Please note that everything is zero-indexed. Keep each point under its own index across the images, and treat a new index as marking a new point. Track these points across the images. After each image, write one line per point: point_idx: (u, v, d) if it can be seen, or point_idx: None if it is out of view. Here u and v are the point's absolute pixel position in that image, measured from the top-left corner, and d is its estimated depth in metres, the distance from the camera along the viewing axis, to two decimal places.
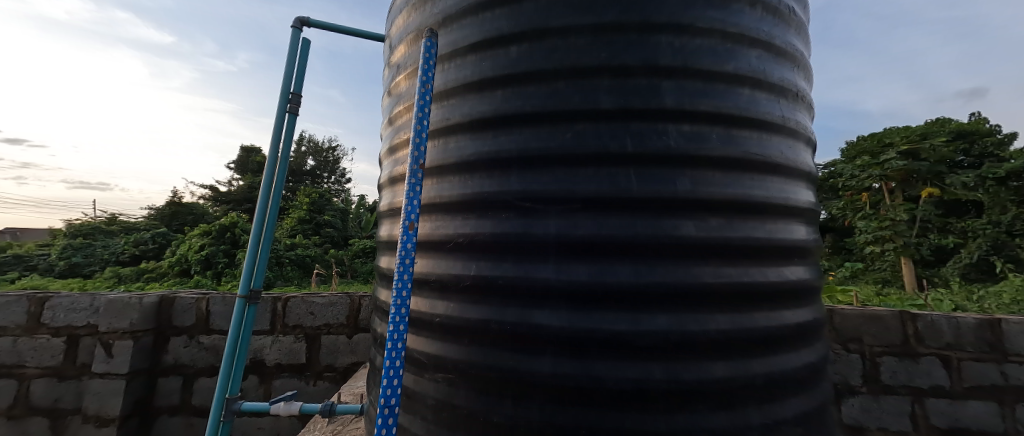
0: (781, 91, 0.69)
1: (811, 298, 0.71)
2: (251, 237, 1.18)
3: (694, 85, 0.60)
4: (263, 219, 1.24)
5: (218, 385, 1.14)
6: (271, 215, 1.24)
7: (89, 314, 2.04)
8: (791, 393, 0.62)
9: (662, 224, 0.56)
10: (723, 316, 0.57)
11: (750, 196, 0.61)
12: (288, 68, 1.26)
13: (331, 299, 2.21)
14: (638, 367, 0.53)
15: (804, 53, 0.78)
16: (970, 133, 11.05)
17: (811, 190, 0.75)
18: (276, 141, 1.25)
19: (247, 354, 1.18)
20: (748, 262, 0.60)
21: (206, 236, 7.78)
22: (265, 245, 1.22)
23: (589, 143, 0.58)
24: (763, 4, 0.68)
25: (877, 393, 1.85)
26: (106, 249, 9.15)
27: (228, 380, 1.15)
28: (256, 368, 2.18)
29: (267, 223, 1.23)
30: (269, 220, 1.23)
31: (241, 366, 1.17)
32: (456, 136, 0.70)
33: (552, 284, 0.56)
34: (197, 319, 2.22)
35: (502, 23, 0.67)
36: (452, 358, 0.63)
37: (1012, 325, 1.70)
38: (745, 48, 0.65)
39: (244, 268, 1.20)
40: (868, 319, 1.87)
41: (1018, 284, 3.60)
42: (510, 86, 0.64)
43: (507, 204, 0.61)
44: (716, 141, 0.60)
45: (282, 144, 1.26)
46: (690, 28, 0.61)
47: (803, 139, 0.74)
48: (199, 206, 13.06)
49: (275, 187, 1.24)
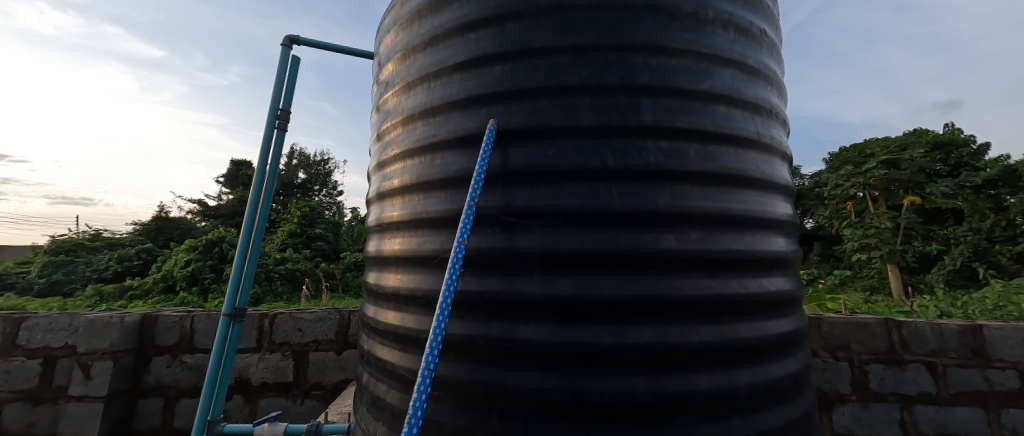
0: (755, 108, 0.71)
1: (793, 309, 0.72)
2: (252, 191, 1.20)
3: (672, 103, 0.62)
4: (264, 173, 1.24)
5: (200, 406, 1.11)
6: (263, 209, 1.23)
7: (68, 334, 1.98)
8: (775, 403, 0.62)
9: (644, 237, 0.57)
10: (705, 327, 0.57)
11: (729, 210, 0.63)
12: (277, 85, 1.27)
13: (320, 314, 2.17)
14: (622, 380, 0.54)
15: (777, 72, 0.81)
16: (947, 144, 11.42)
17: (788, 202, 0.78)
18: (276, 97, 1.28)
19: (238, 340, 1.18)
20: (727, 274, 0.61)
21: (192, 251, 7.67)
22: (258, 236, 1.21)
23: (572, 159, 0.59)
24: (735, 26, 0.71)
25: (866, 401, 1.86)
26: (88, 266, 8.92)
27: (215, 388, 1.14)
28: (241, 388, 2.12)
29: (261, 211, 1.22)
30: (261, 214, 1.22)
31: (228, 373, 1.16)
32: (442, 153, 0.71)
33: (537, 298, 0.56)
34: (181, 337, 2.16)
35: (486, 43, 0.68)
36: (439, 374, 0.63)
37: (993, 330, 1.73)
38: (719, 68, 0.67)
39: (245, 220, 1.21)
40: (855, 326, 1.89)
41: (1000, 290, 3.64)
42: (494, 103, 0.66)
43: (493, 219, 0.62)
44: (694, 157, 0.62)
45: (275, 131, 1.25)
46: (666, 49, 0.63)
47: (778, 154, 0.76)
48: (186, 221, 12.85)
49: (275, 143, 1.26)
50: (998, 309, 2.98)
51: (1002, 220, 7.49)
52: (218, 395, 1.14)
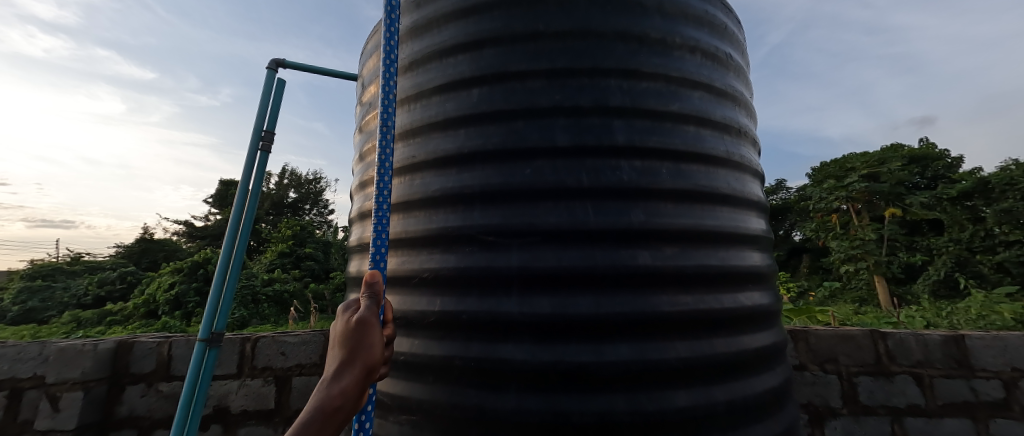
0: (724, 127, 0.74)
1: (770, 322, 0.73)
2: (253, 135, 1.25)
3: (643, 124, 0.64)
4: (263, 120, 1.28)
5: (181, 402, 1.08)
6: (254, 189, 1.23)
7: (37, 364, 1.74)
8: (755, 419, 0.62)
9: (620, 253, 0.58)
10: (682, 343, 0.58)
11: (703, 226, 0.64)
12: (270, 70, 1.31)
13: (304, 337, 2.11)
14: (602, 399, 0.53)
15: (743, 94, 0.84)
16: (923, 158, 11.86)
17: (761, 218, 0.80)
18: None
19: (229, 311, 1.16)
20: (704, 290, 0.62)
21: (176, 274, 7.50)
22: (252, 201, 1.22)
23: (548, 178, 0.60)
24: (702, 51, 0.75)
25: (857, 415, 1.82)
26: (65, 292, 8.60)
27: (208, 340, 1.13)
28: (219, 417, 2.02)
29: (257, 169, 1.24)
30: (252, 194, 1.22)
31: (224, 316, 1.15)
32: (421, 173, 0.71)
33: (515, 317, 0.56)
34: (158, 365, 1.92)
35: (464, 67, 0.70)
36: (416, 397, 0.61)
37: (974, 340, 1.74)
38: (688, 90, 0.70)
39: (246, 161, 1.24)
40: (841, 339, 1.86)
41: (983, 300, 3.68)
42: (472, 125, 0.67)
43: (471, 238, 0.62)
44: (667, 175, 0.64)
45: (255, 137, 1.26)
46: (637, 72, 0.66)
47: (749, 172, 0.78)
48: (171, 243, 12.57)
49: (269, 111, 1.30)
50: (982, 318, 2.99)
51: (981, 230, 7.62)
52: (208, 362, 1.13)
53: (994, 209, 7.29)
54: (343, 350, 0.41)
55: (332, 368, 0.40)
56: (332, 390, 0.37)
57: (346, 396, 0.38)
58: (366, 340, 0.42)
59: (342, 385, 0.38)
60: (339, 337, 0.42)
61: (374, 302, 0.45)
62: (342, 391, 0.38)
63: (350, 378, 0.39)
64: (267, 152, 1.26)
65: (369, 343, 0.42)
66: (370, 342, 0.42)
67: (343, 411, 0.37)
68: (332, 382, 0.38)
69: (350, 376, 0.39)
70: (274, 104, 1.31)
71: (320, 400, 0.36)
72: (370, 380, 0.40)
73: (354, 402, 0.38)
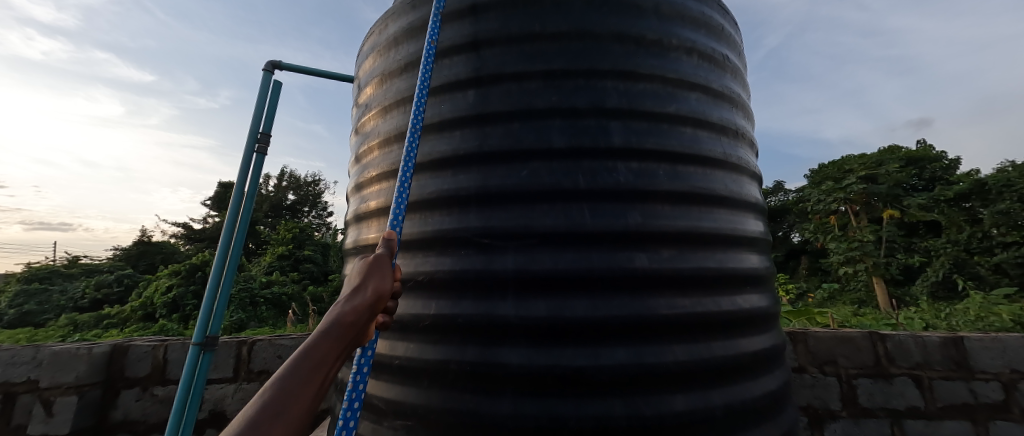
0: (721, 129, 0.74)
1: (768, 324, 0.73)
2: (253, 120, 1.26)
3: (640, 125, 0.64)
4: (263, 106, 1.29)
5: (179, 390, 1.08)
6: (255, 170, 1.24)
7: (31, 368, 1.72)
8: (753, 422, 0.61)
9: (617, 256, 0.57)
10: (679, 347, 0.57)
11: (700, 228, 0.64)
12: None
13: (301, 340, 2.10)
14: (598, 404, 0.53)
15: (741, 96, 0.84)
16: (921, 159, 11.91)
17: (759, 219, 0.79)
18: None
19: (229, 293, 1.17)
20: (701, 292, 0.61)
21: (174, 276, 7.47)
22: (253, 183, 1.23)
23: (544, 180, 0.60)
24: (698, 53, 0.74)
25: (857, 418, 1.81)
26: (63, 295, 8.56)
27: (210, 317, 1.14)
28: (215, 421, 2.00)
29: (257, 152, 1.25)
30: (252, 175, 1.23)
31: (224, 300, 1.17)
32: (417, 175, 0.71)
33: (511, 321, 0.55)
34: (154, 369, 1.90)
35: (460, 69, 0.70)
36: (411, 402, 0.61)
37: (973, 342, 1.74)
38: (685, 91, 0.70)
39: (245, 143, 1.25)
40: (840, 341, 1.86)
41: (982, 301, 3.68)
42: (468, 126, 0.67)
43: (467, 240, 0.61)
44: (664, 177, 0.63)
45: (252, 132, 1.26)
46: (633, 74, 0.66)
47: (747, 174, 0.78)
48: (168, 245, 12.52)
49: (269, 95, 1.31)
50: (981, 320, 2.99)
51: (977, 232, 7.82)
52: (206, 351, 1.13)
53: (990, 211, 7.60)
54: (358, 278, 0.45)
55: (346, 294, 0.45)
56: (346, 307, 0.42)
57: (358, 313, 0.42)
58: (376, 271, 0.46)
59: (355, 305, 0.42)
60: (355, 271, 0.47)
61: (388, 250, 0.49)
62: (354, 310, 0.42)
63: (362, 300, 0.43)
64: (263, 153, 1.26)
65: (380, 275, 0.46)
66: (377, 273, 0.46)
67: (356, 326, 0.41)
68: (346, 302, 0.43)
69: (361, 299, 0.43)
70: (274, 91, 1.33)
71: (337, 315, 0.41)
72: (379, 305, 0.45)
73: (364, 319, 0.42)
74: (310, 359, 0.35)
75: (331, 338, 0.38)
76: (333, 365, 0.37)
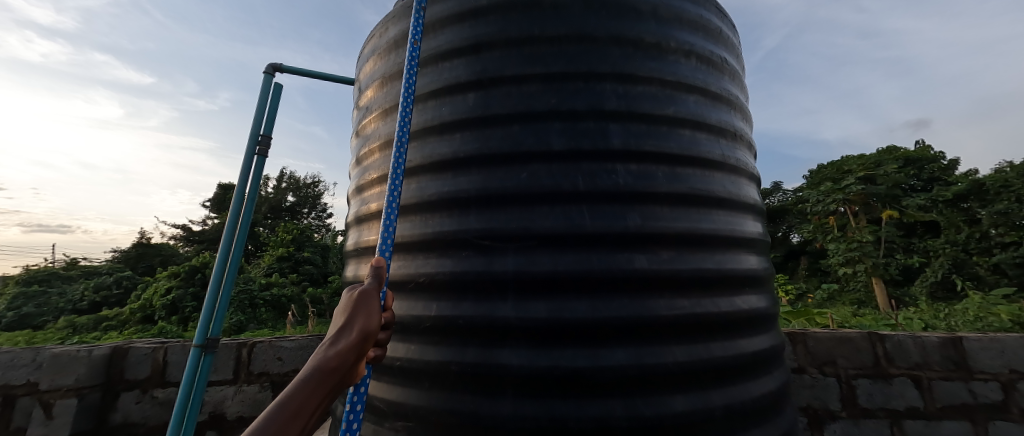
0: (719, 131, 0.74)
1: (767, 325, 0.73)
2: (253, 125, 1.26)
3: (639, 128, 0.64)
4: (263, 111, 1.29)
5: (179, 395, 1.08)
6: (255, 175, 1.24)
7: (31, 371, 1.71)
8: (752, 423, 0.62)
9: (616, 258, 0.58)
10: (679, 347, 0.57)
11: (699, 229, 0.65)
12: None
13: (301, 342, 2.11)
14: (598, 405, 0.53)
15: (739, 98, 0.85)
16: (919, 160, 11.95)
17: (757, 221, 0.80)
18: None
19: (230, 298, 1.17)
20: (700, 293, 0.62)
21: (173, 278, 7.46)
22: (253, 188, 1.23)
23: (544, 182, 0.60)
24: (696, 55, 0.75)
25: (856, 418, 1.81)
26: (61, 298, 8.53)
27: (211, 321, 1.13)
28: (215, 424, 2.00)
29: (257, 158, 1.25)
30: (252, 180, 1.24)
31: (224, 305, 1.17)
32: (417, 177, 0.71)
33: (512, 322, 0.56)
34: (153, 371, 1.90)
35: (460, 72, 0.71)
36: (411, 403, 0.61)
37: (972, 342, 1.74)
38: (683, 94, 0.70)
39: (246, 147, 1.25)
40: (839, 341, 1.86)
41: (980, 301, 3.69)
42: (468, 129, 0.67)
43: (467, 242, 0.62)
44: (663, 179, 0.64)
45: (252, 136, 1.26)
46: (632, 77, 0.67)
47: (745, 175, 0.79)
48: (168, 247, 12.50)
49: (269, 100, 1.31)
50: (980, 320, 3.00)
51: (976, 232, 7.88)
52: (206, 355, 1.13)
53: (989, 212, 7.66)
54: (344, 316, 0.43)
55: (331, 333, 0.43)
56: (330, 352, 0.40)
57: (342, 357, 0.40)
58: (363, 308, 0.44)
59: (338, 349, 0.40)
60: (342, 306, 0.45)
61: (377, 280, 0.47)
62: (338, 354, 0.40)
63: (347, 341, 0.41)
64: (263, 156, 1.26)
65: (368, 311, 0.44)
66: (364, 310, 0.44)
67: (339, 372, 0.39)
68: (330, 345, 0.41)
69: (347, 340, 0.41)
70: (274, 96, 1.33)
71: (319, 360, 0.39)
72: (367, 344, 0.43)
73: (349, 363, 0.40)
74: (285, 411, 0.33)
75: (309, 385, 0.36)
76: (312, 415, 0.35)
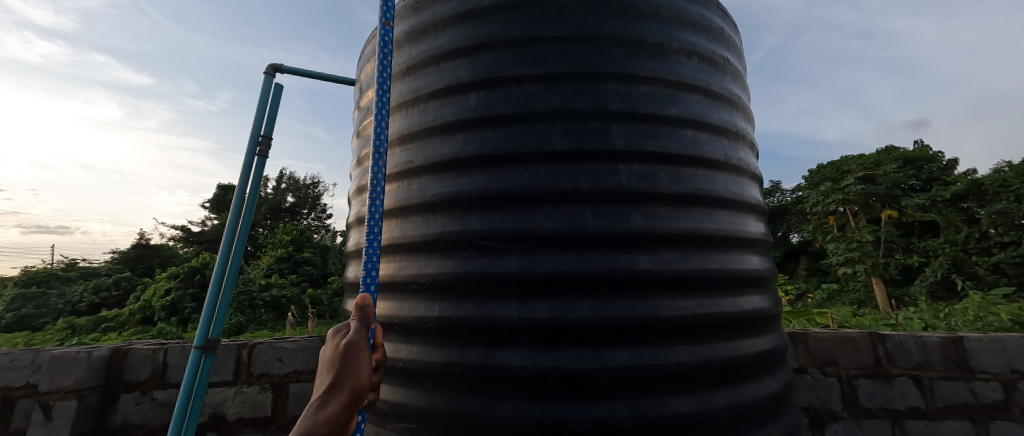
0: (721, 131, 0.74)
1: (769, 326, 0.73)
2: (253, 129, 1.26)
3: (641, 128, 0.64)
4: (263, 113, 1.29)
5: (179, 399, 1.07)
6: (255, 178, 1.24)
7: (30, 372, 1.70)
8: (756, 424, 0.61)
9: (619, 258, 0.57)
10: (682, 348, 0.57)
11: (702, 229, 0.64)
12: None
13: (301, 343, 2.10)
14: (601, 406, 0.53)
15: (741, 97, 0.85)
16: (919, 159, 11.97)
17: (759, 221, 0.79)
18: None
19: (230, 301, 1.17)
20: (703, 293, 0.61)
21: (173, 279, 7.44)
22: (252, 192, 1.23)
23: (546, 182, 0.60)
24: (698, 55, 0.75)
25: (857, 418, 1.81)
26: (60, 299, 8.51)
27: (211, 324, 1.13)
28: (215, 425, 2.00)
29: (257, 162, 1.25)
30: (252, 184, 1.23)
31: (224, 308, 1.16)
32: (419, 178, 0.71)
33: (514, 323, 0.56)
34: (153, 373, 1.89)
35: (462, 72, 0.70)
36: (414, 405, 0.61)
37: (973, 342, 1.74)
38: (686, 94, 0.70)
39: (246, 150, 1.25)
40: (840, 341, 1.85)
41: (980, 301, 3.69)
42: (469, 129, 0.67)
43: (469, 243, 0.61)
44: (666, 179, 0.63)
45: (253, 138, 1.26)
46: (634, 77, 0.66)
47: (747, 175, 0.78)
48: (167, 248, 12.48)
49: (269, 103, 1.30)
50: (980, 320, 2.99)
51: (975, 232, 7.90)
52: (207, 358, 1.12)
53: (988, 212, 7.67)
54: (332, 373, 0.41)
55: (320, 392, 0.40)
56: (318, 418, 0.37)
57: (332, 423, 0.37)
58: (350, 363, 0.41)
59: (328, 412, 0.38)
60: (329, 358, 0.42)
61: (363, 325, 0.44)
62: (327, 420, 0.37)
63: (336, 403, 0.39)
64: (264, 156, 1.26)
65: (357, 366, 0.41)
66: (352, 366, 0.41)
67: None
68: (318, 409, 0.38)
69: (336, 402, 0.39)
70: (274, 98, 1.33)
71: (306, 429, 0.36)
72: (358, 403, 0.40)
73: (341, 427, 0.38)
74: None
75: None
76: None
